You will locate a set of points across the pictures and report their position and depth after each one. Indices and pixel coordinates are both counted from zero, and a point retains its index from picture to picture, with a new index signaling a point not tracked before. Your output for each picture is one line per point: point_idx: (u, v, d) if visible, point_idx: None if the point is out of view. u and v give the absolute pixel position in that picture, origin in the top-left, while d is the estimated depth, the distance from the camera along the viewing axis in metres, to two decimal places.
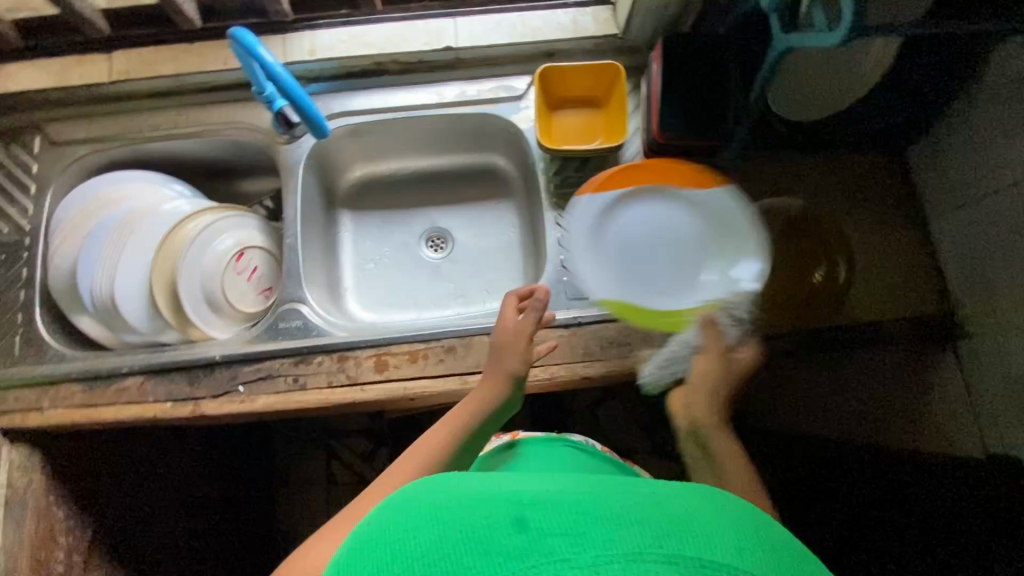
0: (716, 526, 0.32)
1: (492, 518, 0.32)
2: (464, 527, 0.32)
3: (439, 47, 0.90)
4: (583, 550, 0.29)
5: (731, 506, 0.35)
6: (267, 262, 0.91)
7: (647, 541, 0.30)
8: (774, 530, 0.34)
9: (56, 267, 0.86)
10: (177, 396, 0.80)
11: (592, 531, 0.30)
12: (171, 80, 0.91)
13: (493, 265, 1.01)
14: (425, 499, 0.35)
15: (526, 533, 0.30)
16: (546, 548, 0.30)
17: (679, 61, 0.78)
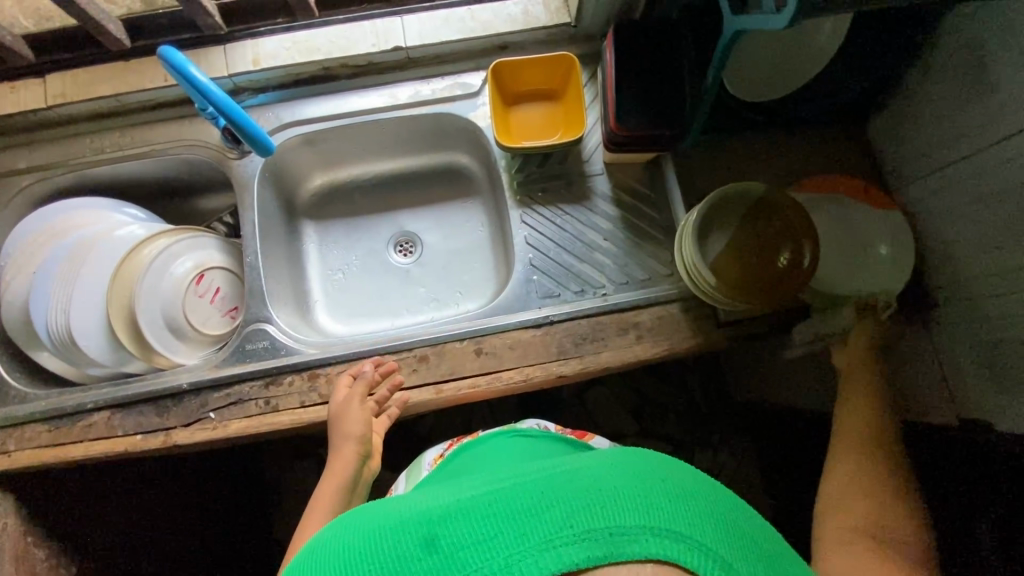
0: (615, 491, 0.37)
1: (414, 543, 0.37)
2: (383, 561, 0.36)
3: (387, 47, 0.87)
4: (494, 555, 0.35)
5: (631, 460, 0.42)
6: (229, 281, 0.89)
7: (553, 527, 0.35)
8: (670, 473, 0.41)
9: (8, 304, 0.83)
10: (147, 427, 0.79)
11: (505, 531, 0.35)
12: (112, 101, 0.87)
13: (463, 267, 1.00)
14: (353, 541, 0.40)
15: (441, 552, 0.35)
16: (461, 560, 0.35)
17: (633, 48, 0.76)
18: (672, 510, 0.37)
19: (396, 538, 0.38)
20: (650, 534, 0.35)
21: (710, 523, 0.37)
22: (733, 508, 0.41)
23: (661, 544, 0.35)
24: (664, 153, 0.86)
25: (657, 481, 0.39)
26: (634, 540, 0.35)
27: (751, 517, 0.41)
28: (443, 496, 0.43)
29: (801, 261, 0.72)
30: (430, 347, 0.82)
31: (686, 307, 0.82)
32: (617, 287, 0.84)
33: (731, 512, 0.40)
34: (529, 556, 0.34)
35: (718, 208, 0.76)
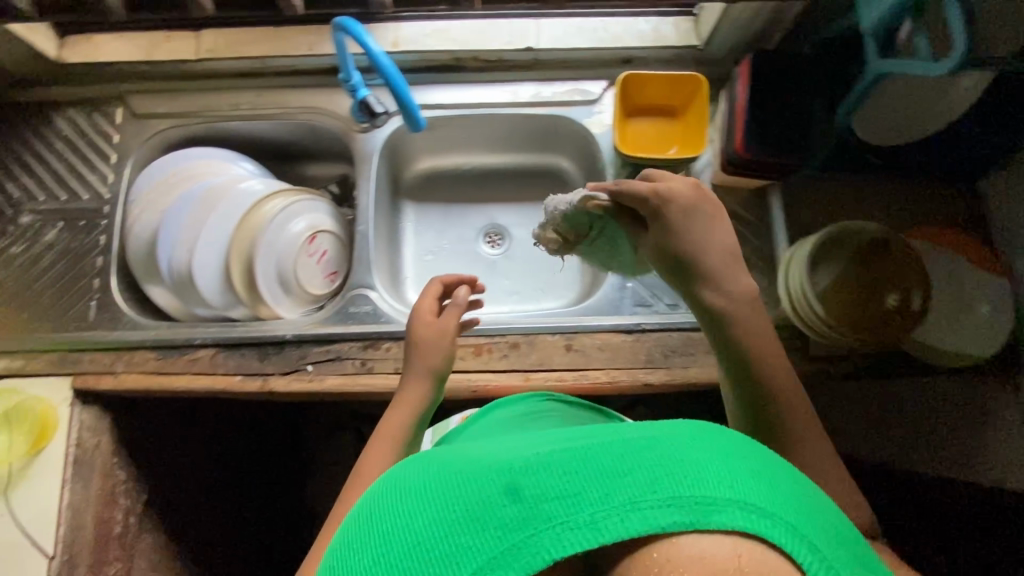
0: (702, 460, 0.34)
1: (489, 494, 0.35)
2: (463, 509, 0.36)
3: (520, 46, 0.91)
4: (578, 510, 0.33)
5: (713, 431, 0.38)
6: (335, 246, 0.93)
7: (638, 489, 0.33)
8: (748, 450, 0.38)
9: (135, 237, 0.88)
10: (247, 370, 0.82)
11: (586, 490, 0.33)
12: (255, 62, 0.92)
13: (550, 266, 1.03)
14: (426, 489, 0.39)
15: (524, 504, 0.34)
16: (544, 514, 0.33)
17: (767, 78, 0.79)
18: (761, 487, 0.34)
19: (471, 488, 0.37)
20: (739, 507, 0.32)
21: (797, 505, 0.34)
22: (817, 491, 0.38)
23: (751, 517, 0.32)
24: (774, 183, 0.87)
25: (741, 458, 0.36)
26: (720, 510, 0.32)
27: (833, 505, 0.38)
28: (511, 450, 0.42)
29: (911, 305, 0.75)
30: (522, 335, 0.85)
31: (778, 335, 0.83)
32: None
33: (815, 498, 0.37)
34: (614, 515, 0.32)
35: (834, 244, 0.78)
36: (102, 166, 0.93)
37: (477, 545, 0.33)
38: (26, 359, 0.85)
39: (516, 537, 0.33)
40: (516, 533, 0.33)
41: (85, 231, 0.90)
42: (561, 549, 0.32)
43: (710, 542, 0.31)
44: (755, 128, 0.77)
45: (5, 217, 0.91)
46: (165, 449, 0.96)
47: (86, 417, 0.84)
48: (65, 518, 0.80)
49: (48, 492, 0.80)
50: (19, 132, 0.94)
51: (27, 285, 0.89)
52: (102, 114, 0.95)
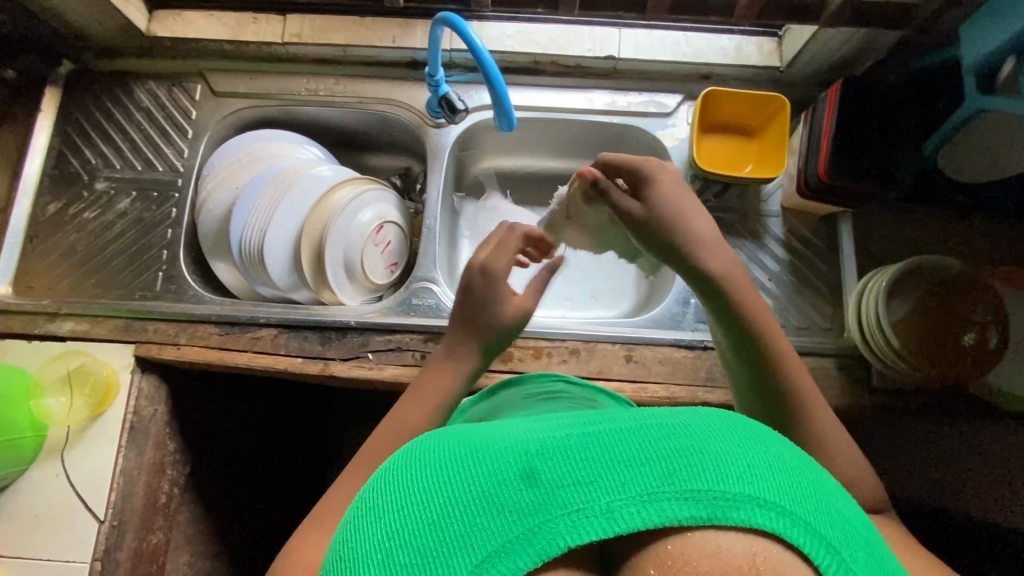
0: (724, 452, 0.32)
1: (497, 471, 0.32)
2: (468, 485, 0.32)
3: (601, 54, 0.91)
4: (595, 499, 0.30)
5: (729, 418, 0.36)
6: (399, 237, 0.94)
7: (657, 481, 0.30)
8: (768, 438, 0.35)
9: (207, 213, 0.90)
10: (308, 353, 0.83)
11: (603, 478, 0.31)
12: (337, 49, 0.93)
13: (606, 274, 1.02)
14: (426, 460, 0.36)
15: (537, 487, 0.31)
16: (558, 500, 0.30)
17: (856, 104, 0.78)
18: (784, 483, 0.32)
19: (476, 463, 0.33)
20: (759, 505, 0.30)
21: (819, 504, 0.32)
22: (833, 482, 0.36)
23: (769, 516, 0.30)
24: (846, 210, 0.86)
25: (760, 449, 0.33)
26: (739, 507, 0.30)
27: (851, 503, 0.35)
28: (516, 424, 0.38)
29: (988, 342, 0.74)
30: (583, 342, 0.84)
31: (843, 364, 0.81)
32: None
33: (839, 497, 0.34)
34: (631, 506, 0.30)
35: (913, 275, 0.76)
36: (178, 140, 0.94)
37: (485, 527, 0.30)
38: (92, 324, 0.85)
39: (528, 523, 0.30)
40: (529, 518, 0.30)
41: (158, 203, 0.92)
42: (576, 538, 0.30)
43: (723, 538, 0.30)
44: (840, 152, 0.77)
45: (81, 182, 0.93)
46: (212, 424, 0.97)
47: (145, 385, 0.84)
48: (118, 485, 0.80)
49: (103, 456, 0.80)
50: (102, 101, 0.96)
51: (97, 251, 0.90)
52: (181, 90, 0.96)
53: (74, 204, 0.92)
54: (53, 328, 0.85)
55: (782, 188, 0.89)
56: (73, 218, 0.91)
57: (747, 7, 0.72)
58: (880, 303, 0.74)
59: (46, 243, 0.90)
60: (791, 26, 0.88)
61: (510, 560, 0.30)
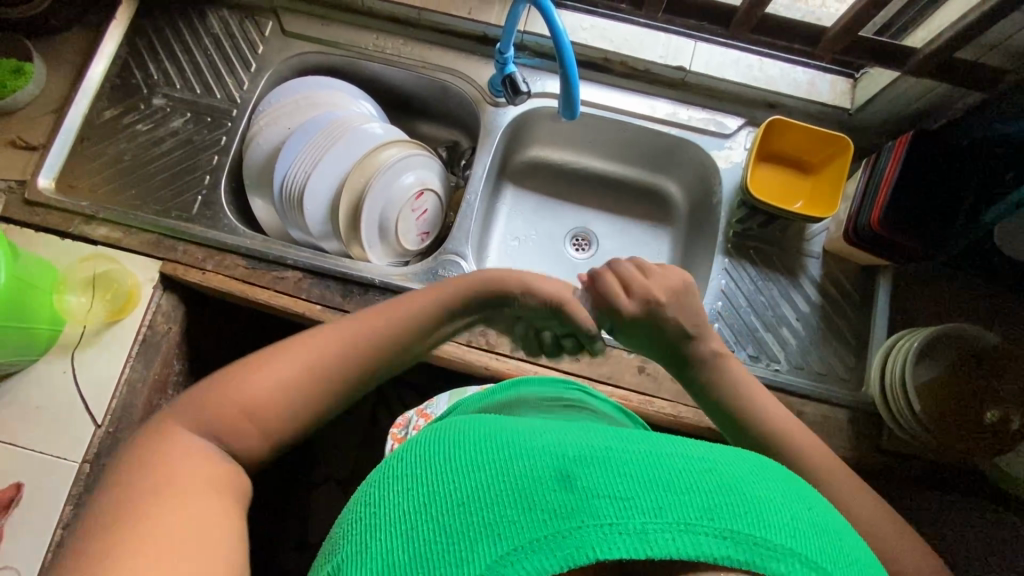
0: (767, 502, 0.34)
1: (536, 469, 0.35)
2: (508, 479, 0.35)
3: (672, 63, 0.90)
4: (628, 517, 0.32)
5: (771, 472, 0.37)
6: (435, 207, 0.95)
7: (694, 513, 0.32)
8: (807, 496, 0.37)
9: (256, 146, 0.91)
10: (328, 302, 0.83)
11: (639, 498, 0.33)
12: (413, 11, 0.93)
13: None
14: (463, 446, 0.39)
15: (571, 493, 0.33)
16: (592, 509, 0.32)
17: (922, 157, 0.76)
18: (814, 539, 0.33)
19: (516, 459, 0.36)
20: (800, 561, 0.32)
21: (854, 568, 0.33)
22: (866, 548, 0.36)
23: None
24: (889, 265, 0.85)
25: (801, 506, 0.35)
26: (780, 559, 0.31)
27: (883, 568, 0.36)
28: (554, 428, 0.41)
29: (1009, 425, 0.71)
30: (599, 344, 0.83)
31: (856, 420, 0.80)
32: (791, 368, 0.84)
33: (871, 560, 0.35)
34: (664, 532, 0.32)
35: (944, 344, 0.74)
36: (241, 71, 0.95)
37: (520, 522, 0.33)
38: (125, 233, 0.86)
39: (560, 525, 0.32)
40: (562, 520, 0.32)
41: (209, 128, 0.93)
42: (606, 551, 0.32)
43: None
44: (899, 204, 0.75)
45: (139, 95, 0.94)
46: (211, 352, 0.98)
47: (163, 302, 0.85)
48: (120, 393, 0.81)
49: (111, 363, 0.81)
50: (174, 20, 0.97)
51: (143, 164, 0.91)
52: (253, 23, 0.97)
53: (129, 113, 0.93)
54: (87, 230, 0.86)
55: (828, 231, 0.88)
56: (125, 127, 0.92)
57: (834, 39, 0.72)
58: (905, 364, 0.73)
59: (95, 146, 0.92)
60: (870, 70, 0.86)
61: (537, 558, 0.32)
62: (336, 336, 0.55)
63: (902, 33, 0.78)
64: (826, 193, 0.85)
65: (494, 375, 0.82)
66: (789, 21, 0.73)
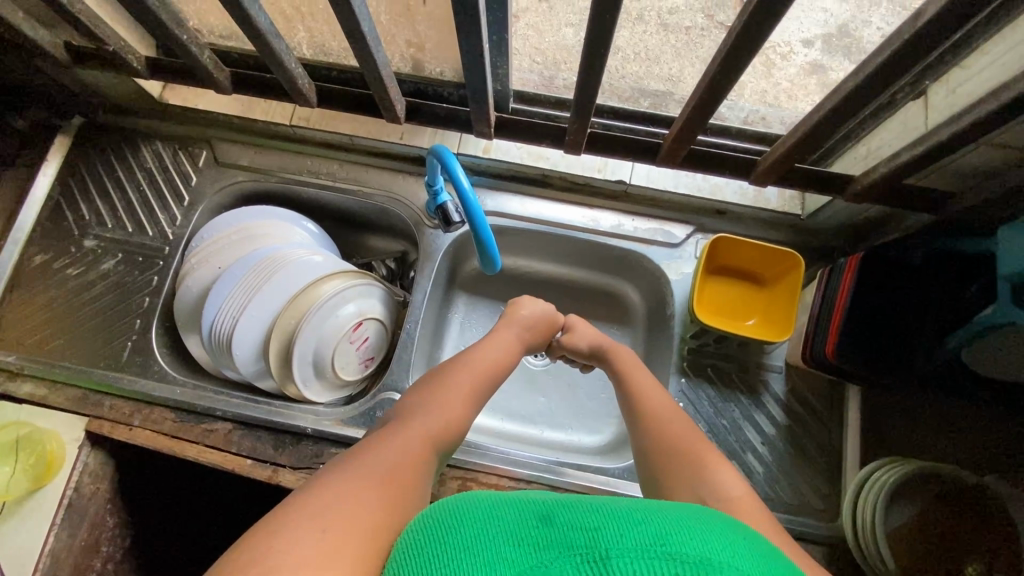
0: (715, 539, 0.39)
1: (513, 517, 0.40)
2: (500, 524, 0.40)
3: (611, 177, 0.87)
4: (597, 543, 0.37)
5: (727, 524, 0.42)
6: (378, 333, 0.91)
7: (651, 541, 0.37)
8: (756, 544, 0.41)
9: (187, 287, 0.88)
10: (259, 456, 0.79)
11: (606, 529, 0.38)
12: (344, 138, 0.91)
13: (572, 389, 0.98)
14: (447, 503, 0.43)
15: (550, 528, 0.39)
16: (567, 540, 0.37)
17: (878, 278, 0.71)
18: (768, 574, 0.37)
19: (505, 510, 0.41)
20: None
21: None
22: None
23: None
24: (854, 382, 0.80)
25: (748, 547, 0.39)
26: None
27: None
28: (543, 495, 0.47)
29: None
30: (549, 487, 0.78)
31: (832, 556, 0.75)
32: (760, 500, 0.78)
33: None
34: (626, 556, 0.36)
35: (921, 485, 0.68)
36: (174, 205, 0.93)
37: (512, 555, 0.37)
38: (50, 389, 0.83)
39: (543, 556, 0.37)
40: (541, 550, 0.37)
41: (141, 268, 0.90)
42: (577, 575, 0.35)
43: None
44: (853, 330, 0.70)
45: (71, 237, 0.92)
46: (153, 495, 0.93)
47: (91, 462, 0.82)
48: (41, 568, 0.76)
49: (31, 536, 0.77)
50: (107, 156, 0.95)
51: (73, 310, 0.88)
52: (185, 155, 0.95)
53: (60, 258, 0.91)
54: (12, 387, 0.83)
55: (789, 344, 0.82)
56: (56, 272, 0.90)
57: (767, 168, 0.67)
58: (875, 504, 0.68)
59: (24, 294, 0.89)
60: None
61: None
62: (438, 396, 0.64)
63: (842, 147, 0.74)
64: (783, 310, 0.80)
65: None
66: (718, 152, 0.70)
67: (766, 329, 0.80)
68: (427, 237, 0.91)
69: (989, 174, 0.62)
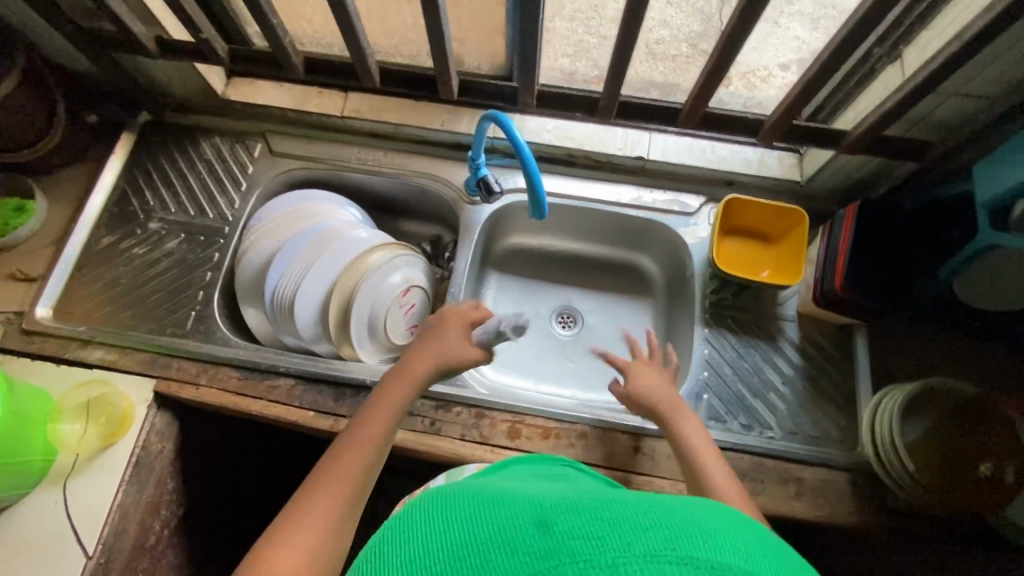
0: (729, 539, 0.33)
1: (517, 522, 0.36)
2: (491, 527, 0.36)
3: (631, 153, 0.98)
4: (601, 552, 0.31)
5: (740, 523, 0.36)
6: (422, 301, 0.98)
7: (658, 544, 0.32)
8: (766, 535, 0.36)
9: (247, 261, 0.95)
10: (320, 407, 0.85)
11: (609, 537, 0.32)
12: (390, 126, 1.01)
13: (600, 353, 1.05)
14: (454, 500, 0.40)
15: (549, 535, 0.33)
16: (567, 549, 0.32)
17: (874, 223, 0.81)
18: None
19: (498, 515, 0.37)
20: None
21: None
22: None
23: None
24: (861, 324, 0.88)
25: (758, 542, 0.35)
26: None
27: None
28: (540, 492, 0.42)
29: (1003, 478, 0.71)
30: (592, 427, 0.84)
31: (854, 479, 0.81)
32: (785, 434, 0.85)
33: None
34: (633, 563, 0.31)
35: (928, 400, 0.76)
36: (232, 190, 1.01)
37: (502, 561, 0.33)
38: (120, 354, 0.89)
39: (540, 565, 0.32)
40: (540, 560, 0.32)
41: (202, 246, 0.98)
42: None
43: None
44: (857, 268, 0.80)
45: (137, 220, 0.99)
46: (207, 465, 0.97)
47: (157, 422, 0.86)
48: (112, 520, 0.80)
49: (102, 490, 0.81)
50: (169, 149, 1.04)
51: (139, 285, 0.95)
52: (242, 146, 1.04)
53: (126, 239, 0.98)
54: (82, 354, 0.89)
55: (799, 294, 0.91)
56: (122, 252, 0.97)
57: (772, 127, 0.79)
58: (893, 423, 0.75)
59: (93, 272, 0.96)
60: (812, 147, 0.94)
61: None
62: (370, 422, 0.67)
63: (834, 114, 0.86)
64: (793, 260, 0.89)
65: None
66: (729, 116, 0.81)
67: (779, 278, 0.89)
68: (466, 214, 1.00)
69: (960, 124, 0.73)
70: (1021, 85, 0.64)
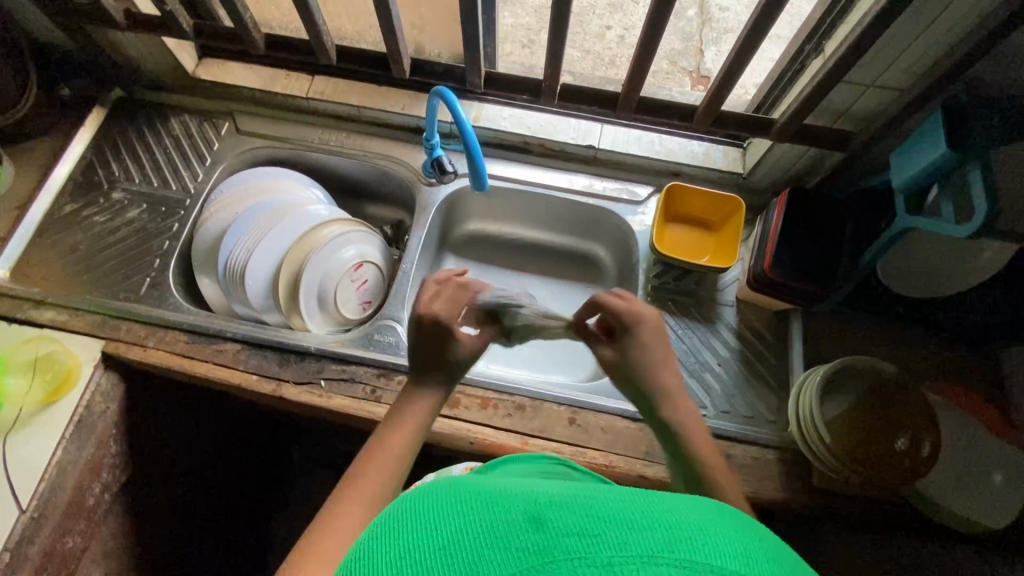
0: (739, 547, 0.30)
1: (508, 518, 0.32)
2: (485, 524, 0.32)
3: (582, 143, 1.02)
4: (596, 550, 0.28)
5: (758, 534, 0.33)
6: (376, 277, 1.00)
7: (657, 544, 0.28)
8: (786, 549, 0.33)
9: (205, 231, 0.97)
10: (264, 371, 0.86)
11: (604, 534, 0.29)
12: (352, 109, 1.05)
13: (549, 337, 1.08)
14: (443, 497, 0.36)
15: (541, 532, 0.30)
16: (564, 545, 0.29)
17: (803, 210, 0.85)
18: None
19: (487, 511, 0.33)
20: None
21: None
22: None
23: None
24: (795, 310, 0.91)
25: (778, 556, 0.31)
26: None
27: None
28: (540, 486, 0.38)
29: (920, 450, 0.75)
30: (529, 399, 0.86)
31: (782, 457, 0.83)
32: (718, 412, 0.87)
33: None
34: (631, 564, 0.27)
35: (849, 375, 0.79)
36: (196, 165, 1.04)
37: (495, 559, 0.29)
38: (71, 316, 0.90)
39: (532, 562, 0.28)
40: (535, 557, 0.29)
41: (163, 216, 1.00)
42: None
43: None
44: (786, 252, 0.83)
45: (101, 190, 1.02)
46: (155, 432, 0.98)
47: (104, 382, 0.87)
48: (49, 476, 0.80)
49: (42, 446, 0.81)
50: (139, 124, 1.08)
51: (97, 250, 0.97)
52: (209, 124, 1.08)
53: (88, 207, 1.00)
54: (35, 314, 0.90)
55: (737, 280, 0.95)
56: (84, 219, 0.99)
57: (705, 114, 0.83)
58: (814, 399, 0.77)
59: (53, 237, 0.98)
60: (753, 141, 0.98)
61: None
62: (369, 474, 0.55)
63: (770, 108, 0.90)
64: (730, 246, 0.93)
65: (443, 436, 0.83)
66: (667, 104, 0.86)
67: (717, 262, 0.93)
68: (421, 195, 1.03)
69: (878, 114, 0.77)
70: (924, 74, 0.69)
